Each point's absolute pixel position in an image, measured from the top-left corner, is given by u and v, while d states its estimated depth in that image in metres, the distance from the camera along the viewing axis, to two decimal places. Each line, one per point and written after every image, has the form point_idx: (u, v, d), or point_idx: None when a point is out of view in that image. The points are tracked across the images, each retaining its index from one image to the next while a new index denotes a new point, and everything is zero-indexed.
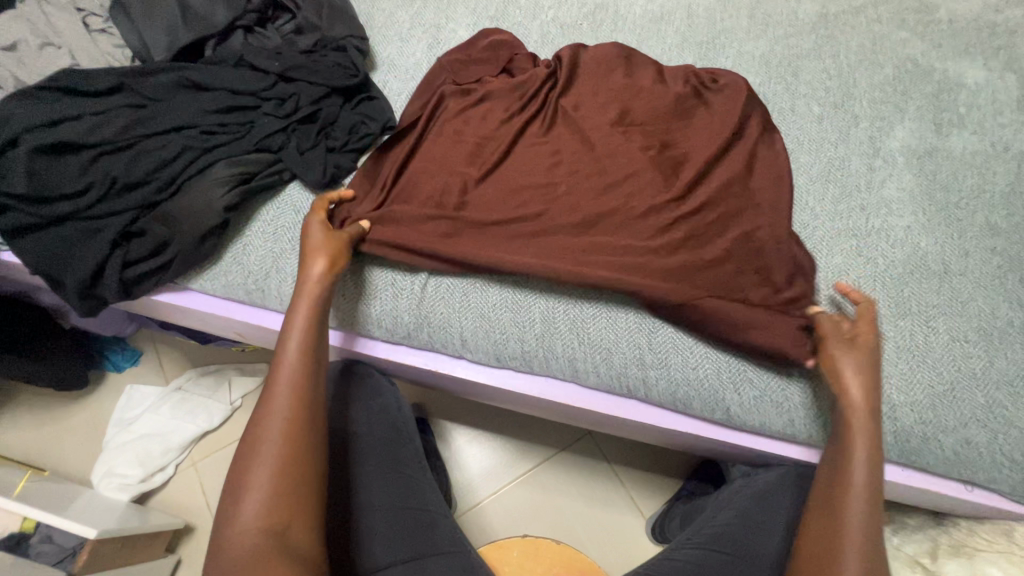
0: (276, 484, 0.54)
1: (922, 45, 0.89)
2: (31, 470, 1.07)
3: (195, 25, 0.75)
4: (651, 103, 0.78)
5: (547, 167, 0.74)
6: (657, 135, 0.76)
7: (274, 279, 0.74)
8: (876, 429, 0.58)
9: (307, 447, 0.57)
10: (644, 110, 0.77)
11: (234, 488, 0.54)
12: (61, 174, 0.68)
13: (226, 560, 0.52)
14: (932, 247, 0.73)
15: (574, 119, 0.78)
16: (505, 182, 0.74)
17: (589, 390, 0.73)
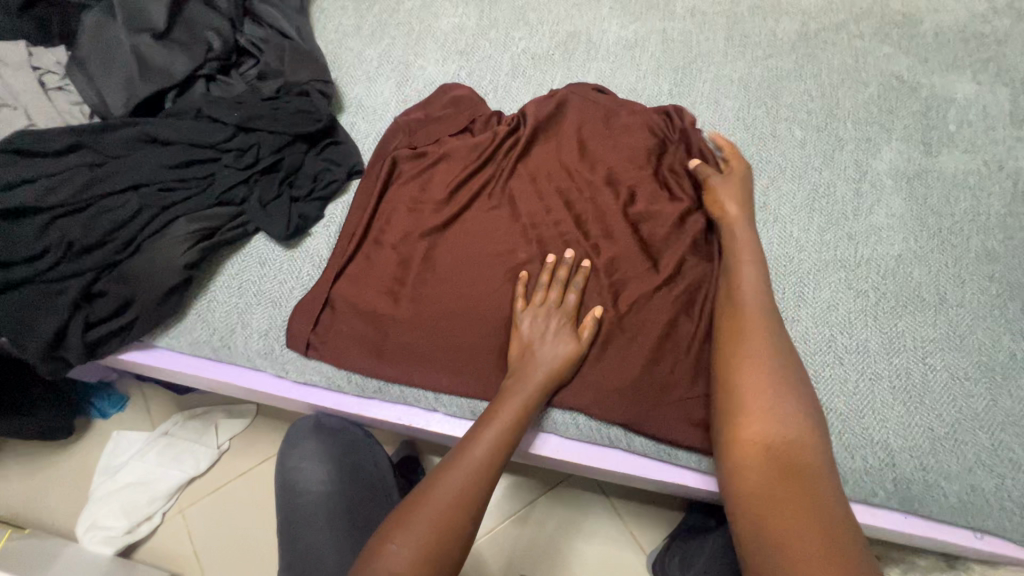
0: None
1: (907, 60, 0.86)
2: (12, 528, 1.04)
3: (153, 78, 0.74)
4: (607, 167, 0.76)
5: (494, 258, 0.72)
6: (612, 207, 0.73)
7: (240, 335, 0.71)
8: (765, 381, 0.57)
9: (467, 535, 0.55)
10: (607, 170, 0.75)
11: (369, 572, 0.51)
12: (16, 240, 0.66)
13: None
14: (925, 277, 0.70)
15: (538, 182, 0.76)
16: (450, 277, 0.71)
17: (571, 441, 0.70)
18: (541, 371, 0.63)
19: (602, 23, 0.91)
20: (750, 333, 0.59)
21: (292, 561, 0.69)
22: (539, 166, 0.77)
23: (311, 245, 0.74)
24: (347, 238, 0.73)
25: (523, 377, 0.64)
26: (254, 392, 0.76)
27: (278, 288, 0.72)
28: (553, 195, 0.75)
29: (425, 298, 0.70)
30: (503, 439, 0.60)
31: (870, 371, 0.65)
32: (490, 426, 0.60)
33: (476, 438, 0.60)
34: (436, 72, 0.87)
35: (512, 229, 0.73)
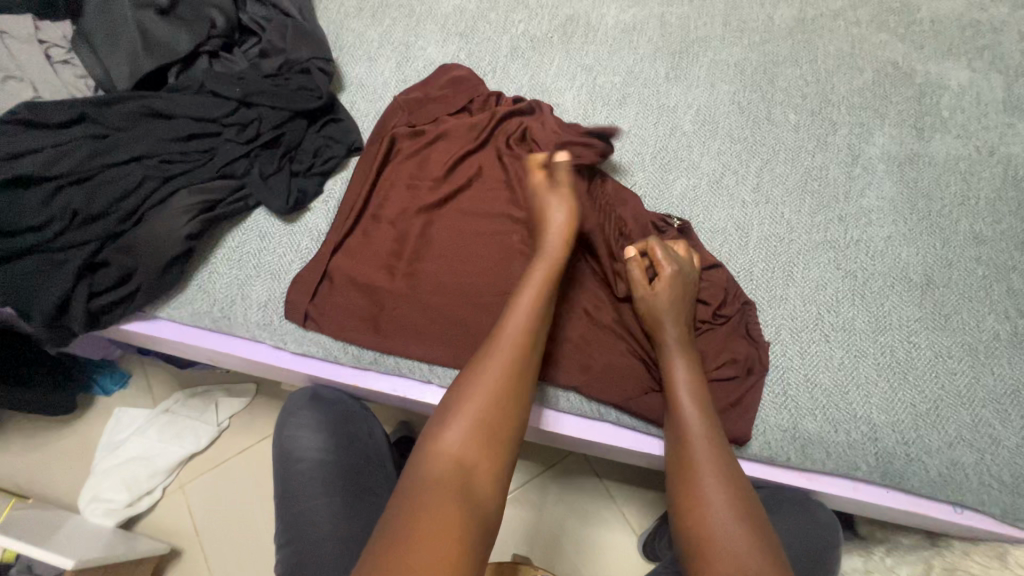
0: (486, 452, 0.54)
1: (903, 47, 0.86)
2: (15, 498, 1.07)
3: (157, 53, 0.75)
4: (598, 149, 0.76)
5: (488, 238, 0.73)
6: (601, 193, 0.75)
7: (239, 306, 0.73)
8: (691, 377, 0.62)
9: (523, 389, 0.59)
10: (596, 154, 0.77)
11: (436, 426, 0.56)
12: (22, 208, 0.68)
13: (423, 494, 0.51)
14: (913, 258, 0.71)
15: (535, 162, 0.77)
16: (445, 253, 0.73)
17: (561, 414, 0.71)
18: (548, 266, 0.65)
19: (601, 7, 0.92)
20: (670, 325, 0.64)
21: (287, 527, 0.70)
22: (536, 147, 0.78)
23: (310, 219, 0.75)
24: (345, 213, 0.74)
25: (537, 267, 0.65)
26: (253, 363, 0.78)
27: (277, 260, 0.73)
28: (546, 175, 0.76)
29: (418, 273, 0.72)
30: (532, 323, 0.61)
31: (855, 348, 0.66)
32: (517, 321, 0.60)
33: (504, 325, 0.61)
34: (436, 53, 0.88)
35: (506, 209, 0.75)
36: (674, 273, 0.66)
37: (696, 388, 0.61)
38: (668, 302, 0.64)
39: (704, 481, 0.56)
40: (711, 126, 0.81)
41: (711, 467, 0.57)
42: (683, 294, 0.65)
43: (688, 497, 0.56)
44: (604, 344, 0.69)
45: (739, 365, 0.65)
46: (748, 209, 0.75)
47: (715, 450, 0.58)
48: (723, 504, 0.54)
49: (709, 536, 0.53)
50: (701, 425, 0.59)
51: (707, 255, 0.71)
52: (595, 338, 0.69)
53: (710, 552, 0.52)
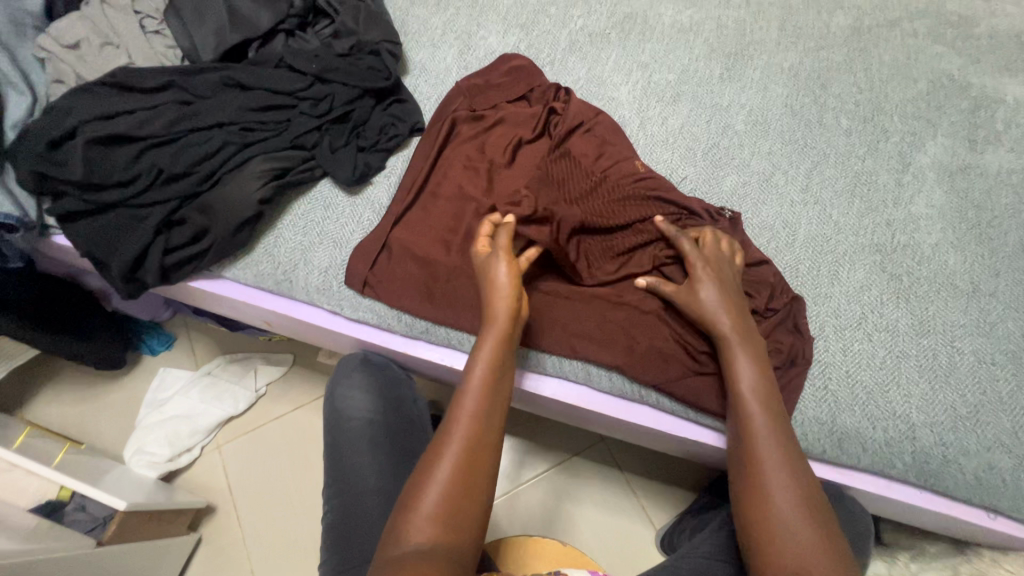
0: (453, 507, 0.54)
1: (959, 60, 0.87)
2: (69, 443, 1.13)
3: (241, 28, 0.80)
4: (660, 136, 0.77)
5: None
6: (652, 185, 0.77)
7: (302, 270, 0.77)
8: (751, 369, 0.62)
9: (491, 442, 0.59)
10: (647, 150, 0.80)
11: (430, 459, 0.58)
12: (113, 164, 0.73)
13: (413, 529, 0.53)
14: (960, 266, 0.72)
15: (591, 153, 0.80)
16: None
17: (601, 394, 0.74)
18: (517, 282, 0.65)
19: (660, 7, 0.94)
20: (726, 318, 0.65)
21: (336, 477, 0.76)
22: (592, 139, 0.81)
23: (371, 193, 0.79)
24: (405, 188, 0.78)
25: (490, 325, 0.64)
26: (308, 326, 0.82)
27: (340, 230, 0.77)
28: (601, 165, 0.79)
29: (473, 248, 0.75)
30: (488, 382, 0.61)
31: (898, 349, 0.68)
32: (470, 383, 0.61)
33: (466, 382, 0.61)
34: (496, 43, 0.92)
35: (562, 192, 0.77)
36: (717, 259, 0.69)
37: (759, 381, 0.62)
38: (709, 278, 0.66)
39: (770, 475, 0.57)
40: (763, 127, 0.83)
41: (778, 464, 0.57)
42: (726, 278, 0.67)
43: (758, 487, 0.57)
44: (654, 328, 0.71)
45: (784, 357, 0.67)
46: (796, 209, 0.77)
47: (783, 446, 0.59)
48: (791, 500, 0.56)
49: (775, 531, 0.55)
50: (767, 424, 0.60)
51: (757, 251, 0.73)
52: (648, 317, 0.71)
53: (774, 551, 0.54)
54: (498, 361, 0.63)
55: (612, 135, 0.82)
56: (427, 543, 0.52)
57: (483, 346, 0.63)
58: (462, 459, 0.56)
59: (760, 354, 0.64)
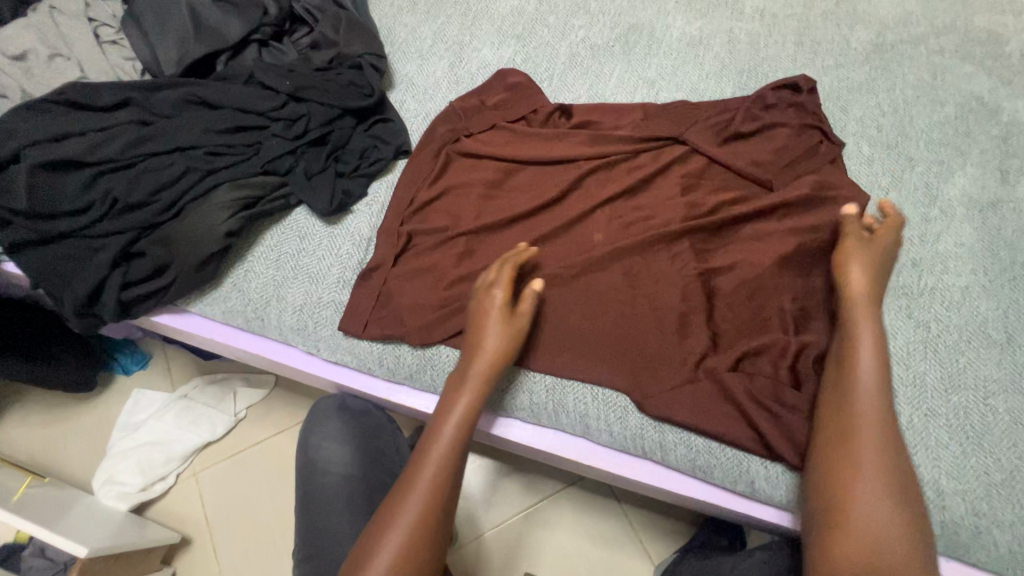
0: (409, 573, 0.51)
1: (989, 82, 0.81)
2: (32, 474, 1.06)
3: (207, 39, 0.72)
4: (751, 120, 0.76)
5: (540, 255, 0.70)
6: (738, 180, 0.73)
7: (274, 308, 0.70)
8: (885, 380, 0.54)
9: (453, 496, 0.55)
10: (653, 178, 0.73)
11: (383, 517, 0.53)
12: (62, 191, 0.66)
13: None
14: (992, 313, 0.66)
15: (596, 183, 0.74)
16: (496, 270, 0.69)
17: (601, 447, 0.68)
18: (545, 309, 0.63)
19: (667, 17, 0.87)
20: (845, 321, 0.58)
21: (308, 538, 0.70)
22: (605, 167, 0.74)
23: (352, 222, 0.72)
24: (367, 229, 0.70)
25: (463, 378, 0.60)
26: (282, 366, 0.75)
27: (316, 264, 0.70)
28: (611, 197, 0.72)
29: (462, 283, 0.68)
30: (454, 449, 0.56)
31: (925, 407, 0.62)
32: (435, 436, 0.57)
33: (422, 459, 0.56)
34: (490, 55, 0.85)
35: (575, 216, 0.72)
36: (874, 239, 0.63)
37: (880, 382, 0.54)
38: (859, 257, 0.61)
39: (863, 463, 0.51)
40: None
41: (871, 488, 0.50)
42: (881, 259, 0.62)
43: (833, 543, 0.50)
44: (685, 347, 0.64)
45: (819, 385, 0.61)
46: None
47: (885, 453, 0.52)
48: (877, 509, 0.49)
49: (849, 519, 0.50)
50: (877, 450, 0.51)
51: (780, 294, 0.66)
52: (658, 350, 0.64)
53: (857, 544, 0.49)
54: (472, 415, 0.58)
55: (623, 162, 0.74)
56: None
57: (460, 399, 0.58)
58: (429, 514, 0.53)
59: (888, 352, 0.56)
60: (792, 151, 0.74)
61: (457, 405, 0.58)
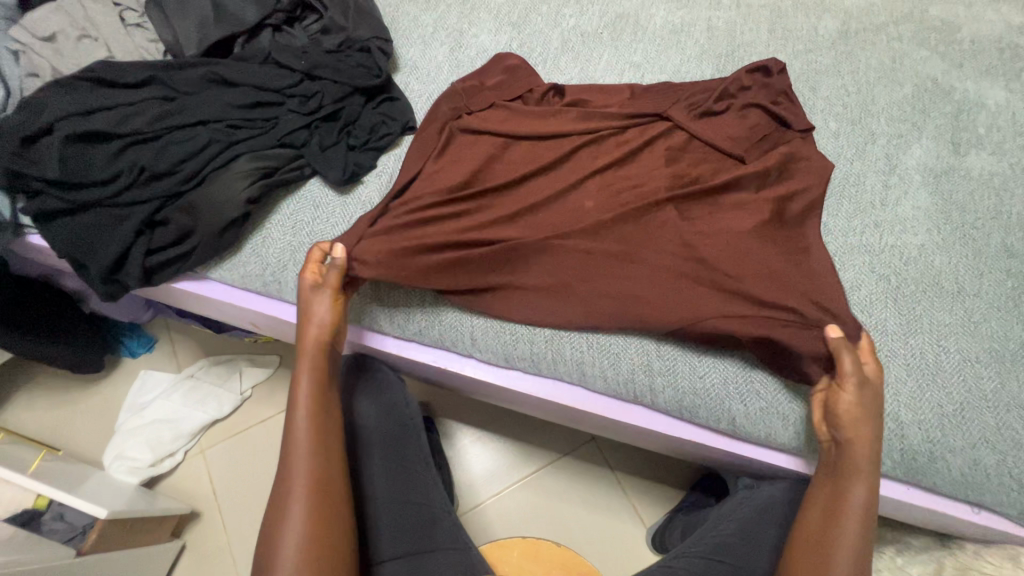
0: (319, 522, 0.59)
1: (943, 64, 0.89)
2: (45, 450, 1.09)
3: (226, 22, 0.78)
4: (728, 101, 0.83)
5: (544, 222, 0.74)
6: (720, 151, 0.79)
7: (291, 271, 0.75)
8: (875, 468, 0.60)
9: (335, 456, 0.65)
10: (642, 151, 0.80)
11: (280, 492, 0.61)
12: (91, 162, 0.71)
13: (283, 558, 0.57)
14: (946, 266, 0.73)
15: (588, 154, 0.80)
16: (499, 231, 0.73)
17: (596, 394, 0.74)
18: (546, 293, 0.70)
19: (651, 8, 0.94)
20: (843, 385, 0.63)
21: None
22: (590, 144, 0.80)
23: (363, 192, 0.78)
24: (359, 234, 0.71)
25: (305, 351, 0.67)
26: (297, 329, 0.80)
27: (331, 230, 0.76)
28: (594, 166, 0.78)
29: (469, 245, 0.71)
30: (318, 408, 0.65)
31: (886, 349, 0.69)
32: (299, 412, 0.64)
33: (292, 431, 0.64)
34: (488, 41, 0.91)
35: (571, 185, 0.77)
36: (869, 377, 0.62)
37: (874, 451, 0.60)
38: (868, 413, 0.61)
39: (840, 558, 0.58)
40: None
41: (861, 508, 0.59)
42: (879, 402, 0.62)
43: None
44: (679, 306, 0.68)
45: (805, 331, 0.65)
46: None
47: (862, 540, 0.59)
48: None
49: None
50: (865, 499, 0.60)
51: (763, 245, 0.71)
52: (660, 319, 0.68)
53: None
54: (322, 389, 0.67)
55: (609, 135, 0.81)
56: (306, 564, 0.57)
57: (301, 380, 0.66)
58: (312, 473, 0.62)
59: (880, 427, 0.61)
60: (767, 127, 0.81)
61: (301, 385, 0.66)
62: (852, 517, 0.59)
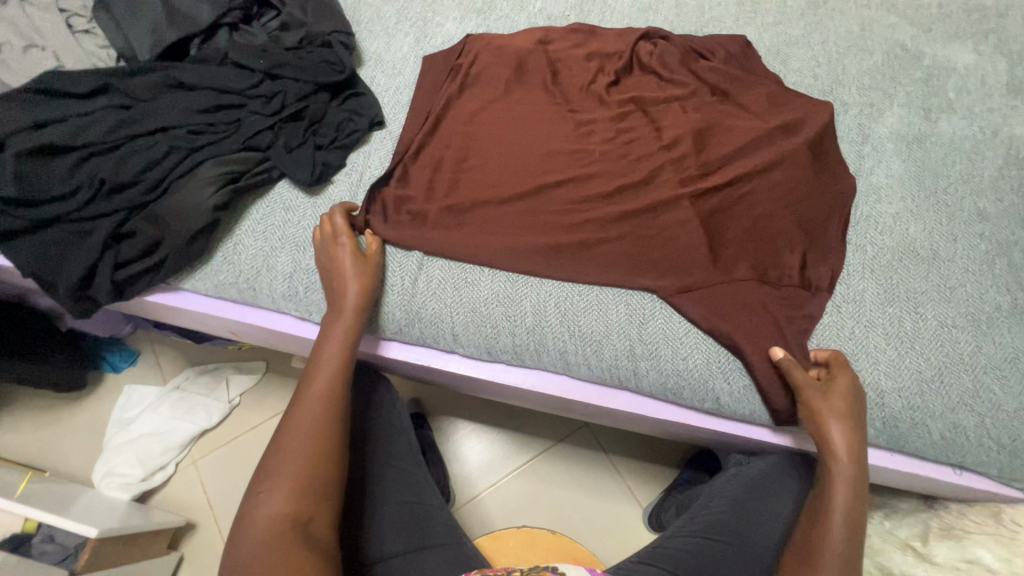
0: (289, 535, 0.53)
1: (911, 30, 0.88)
2: (31, 472, 1.07)
3: (179, 24, 0.75)
4: (696, 84, 0.82)
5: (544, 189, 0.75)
6: (693, 127, 0.78)
7: (265, 278, 0.74)
8: (859, 475, 0.61)
9: (324, 513, 0.57)
10: (619, 130, 0.79)
11: (273, 449, 0.59)
12: (49, 177, 0.68)
13: (247, 548, 0.52)
14: (921, 233, 0.74)
15: (557, 136, 0.79)
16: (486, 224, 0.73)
17: (581, 382, 0.74)
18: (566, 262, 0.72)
19: None
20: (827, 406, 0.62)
21: None
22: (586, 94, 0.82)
23: (333, 191, 0.76)
24: (354, 319, 0.66)
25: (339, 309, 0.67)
26: (278, 335, 0.79)
27: (301, 232, 0.74)
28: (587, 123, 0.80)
29: (455, 236, 0.72)
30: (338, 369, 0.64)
31: (865, 319, 0.69)
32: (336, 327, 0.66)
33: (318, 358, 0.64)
34: (454, 29, 0.89)
35: (539, 173, 0.76)
36: (830, 384, 0.63)
37: (854, 457, 0.61)
38: (834, 418, 0.62)
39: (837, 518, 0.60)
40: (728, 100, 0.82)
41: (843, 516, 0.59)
42: (852, 406, 0.62)
43: None
44: (665, 277, 0.71)
45: (805, 303, 0.69)
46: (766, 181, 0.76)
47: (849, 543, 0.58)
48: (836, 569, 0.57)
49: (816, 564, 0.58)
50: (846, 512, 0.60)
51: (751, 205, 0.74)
52: (641, 300, 0.71)
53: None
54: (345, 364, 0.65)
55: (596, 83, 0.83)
56: (291, 513, 0.54)
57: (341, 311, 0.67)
58: (286, 532, 0.53)
59: (855, 420, 0.62)
60: (740, 95, 0.81)
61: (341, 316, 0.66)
62: (838, 532, 0.59)
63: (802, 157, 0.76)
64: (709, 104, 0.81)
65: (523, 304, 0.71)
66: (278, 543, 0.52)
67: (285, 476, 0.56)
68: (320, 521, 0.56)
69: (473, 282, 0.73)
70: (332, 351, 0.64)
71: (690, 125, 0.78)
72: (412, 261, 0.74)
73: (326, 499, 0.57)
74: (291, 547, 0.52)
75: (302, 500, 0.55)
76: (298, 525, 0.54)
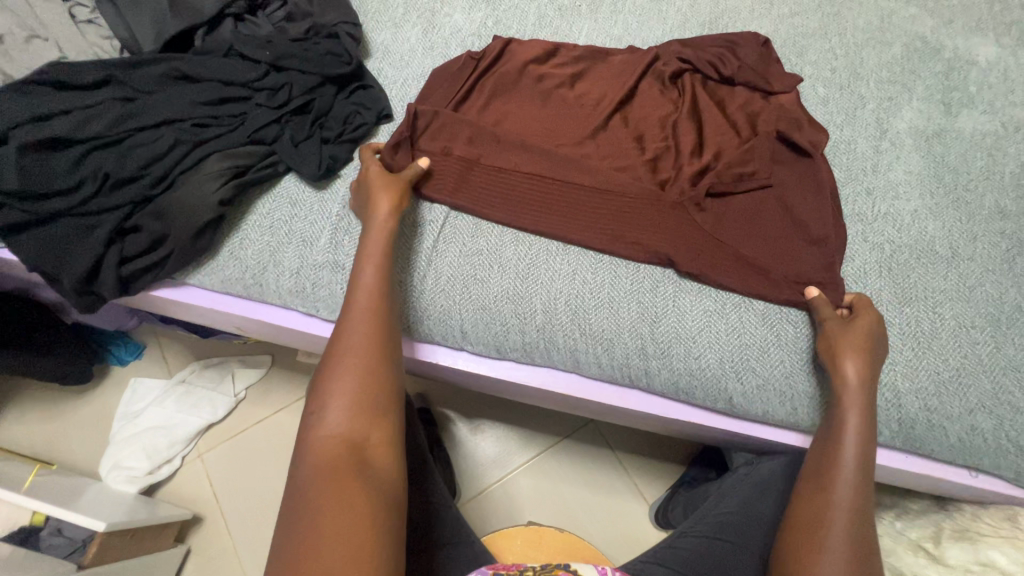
0: (343, 459, 0.53)
1: (932, 21, 0.86)
2: (38, 465, 1.08)
3: (183, 14, 0.74)
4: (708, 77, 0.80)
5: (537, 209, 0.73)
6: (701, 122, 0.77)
7: (272, 274, 0.73)
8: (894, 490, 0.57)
9: (381, 432, 0.56)
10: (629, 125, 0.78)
11: (322, 383, 0.58)
12: (53, 170, 0.67)
13: (308, 468, 0.53)
14: (939, 232, 0.72)
15: (563, 131, 0.77)
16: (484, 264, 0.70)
17: (592, 381, 0.74)
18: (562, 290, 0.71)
19: None
20: None
21: None
22: (601, 84, 0.80)
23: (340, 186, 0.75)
24: (385, 233, 0.66)
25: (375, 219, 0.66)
26: (285, 332, 0.79)
27: (308, 228, 0.73)
28: (595, 119, 0.77)
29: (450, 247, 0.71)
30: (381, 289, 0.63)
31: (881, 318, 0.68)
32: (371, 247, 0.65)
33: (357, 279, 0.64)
34: (462, 20, 0.87)
35: (535, 211, 0.73)
36: None
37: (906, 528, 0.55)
38: None
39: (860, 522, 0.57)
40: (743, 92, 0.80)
41: (854, 460, 0.58)
42: None
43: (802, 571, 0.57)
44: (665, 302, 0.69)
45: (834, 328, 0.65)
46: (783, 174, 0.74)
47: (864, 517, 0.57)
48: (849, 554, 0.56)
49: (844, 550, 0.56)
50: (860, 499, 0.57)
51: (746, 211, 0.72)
52: (653, 298, 0.70)
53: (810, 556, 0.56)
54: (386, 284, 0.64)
55: (607, 75, 0.81)
56: (343, 430, 0.54)
57: (375, 228, 0.66)
58: (345, 453, 0.53)
59: None
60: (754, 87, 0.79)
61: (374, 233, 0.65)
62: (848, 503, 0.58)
63: (804, 197, 0.72)
64: (723, 99, 0.79)
65: (533, 300, 0.70)
66: (335, 465, 0.52)
67: (335, 397, 0.56)
68: (376, 442, 0.55)
69: (480, 279, 0.71)
70: (371, 268, 0.64)
71: (699, 120, 0.77)
72: (421, 258, 0.72)
73: (382, 423, 0.57)
74: (350, 474, 0.51)
75: (356, 418, 0.55)
76: (352, 441, 0.54)
